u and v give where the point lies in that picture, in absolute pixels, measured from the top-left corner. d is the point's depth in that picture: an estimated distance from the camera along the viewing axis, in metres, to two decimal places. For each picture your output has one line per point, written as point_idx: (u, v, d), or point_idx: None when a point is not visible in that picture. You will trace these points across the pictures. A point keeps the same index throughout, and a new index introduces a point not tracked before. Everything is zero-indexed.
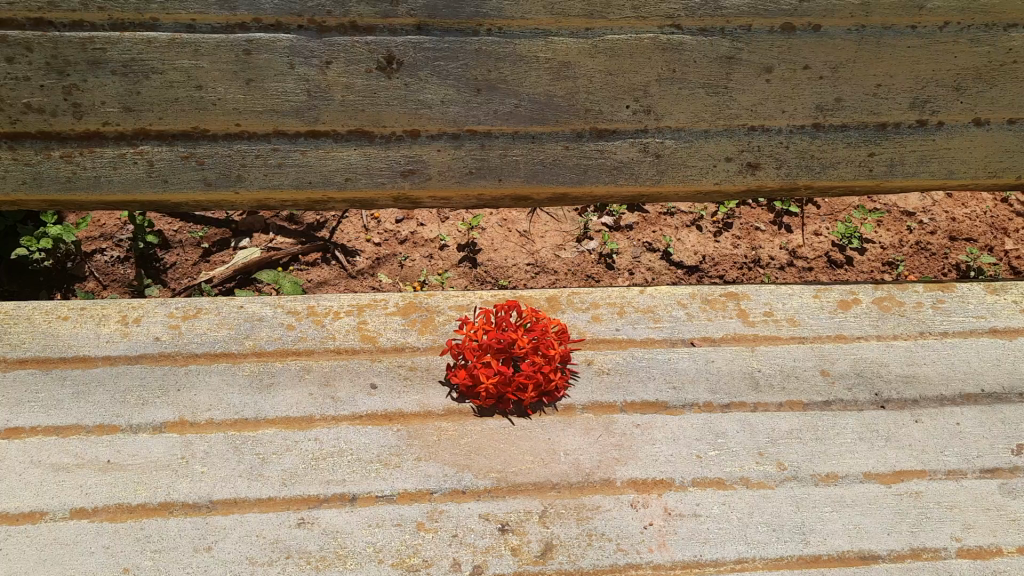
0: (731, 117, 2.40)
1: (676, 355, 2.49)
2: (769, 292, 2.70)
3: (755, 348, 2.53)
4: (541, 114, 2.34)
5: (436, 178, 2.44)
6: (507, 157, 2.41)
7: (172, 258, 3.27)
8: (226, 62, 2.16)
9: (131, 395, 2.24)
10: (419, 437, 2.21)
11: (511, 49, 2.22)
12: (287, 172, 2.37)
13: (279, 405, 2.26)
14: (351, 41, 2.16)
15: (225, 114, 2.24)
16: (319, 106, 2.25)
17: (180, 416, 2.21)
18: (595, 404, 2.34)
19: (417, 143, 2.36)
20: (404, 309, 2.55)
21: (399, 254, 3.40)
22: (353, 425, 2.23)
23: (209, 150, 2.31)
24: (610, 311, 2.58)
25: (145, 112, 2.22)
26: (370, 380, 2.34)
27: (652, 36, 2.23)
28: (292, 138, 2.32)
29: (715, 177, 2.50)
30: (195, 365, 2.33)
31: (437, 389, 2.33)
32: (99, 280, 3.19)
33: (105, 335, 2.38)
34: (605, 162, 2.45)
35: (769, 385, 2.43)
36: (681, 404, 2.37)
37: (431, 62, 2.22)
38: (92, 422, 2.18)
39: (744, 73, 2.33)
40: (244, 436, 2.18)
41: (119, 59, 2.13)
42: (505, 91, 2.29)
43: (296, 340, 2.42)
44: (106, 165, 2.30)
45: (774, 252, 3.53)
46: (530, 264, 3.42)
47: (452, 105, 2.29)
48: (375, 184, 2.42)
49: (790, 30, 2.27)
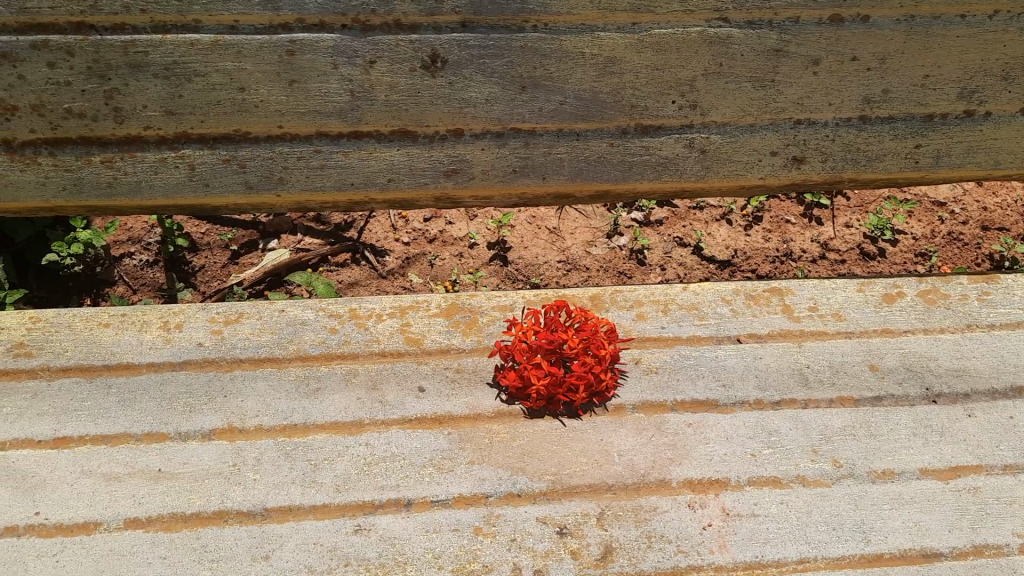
0: (777, 110, 2.37)
1: (723, 352, 2.46)
2: (812, 286, 2.67)
3: (802, 344, 2.50)
4: (586, 111, 2.31)
5: (479, 177, 2.41)
6: (551, 155, 2.39)
7: (201, 261, 3.24)
8: (269, 63, 2.12)
9: (178, 402, 2.22)
10: (471, 441, 2.19)
11: (557, 46, 2.18)
12: (329, 174, 2.34)
13: (328, 410, 2.23)
14: (395, 40, 2.11)
15: (267, 116, 2.21)
16: (362, 106, 2.22)
17: (228, 422, 2.19)
18: (646, 404, 2.31)
19: (461, 142, 2.33)
20: (447, 310, 2.52)
21: (429, 253, 3.37)
22: (404, 429, 2.21)
23: (251, 153, 2.28)
24: (655, 309, 2.56)
25: (187, 116, 2.19)
26: (418, 384, 2.31)
27: (699, 30, 2.20)
28: (335, 139, 2.28)
29: (760, 171, 2.48)
30: (240, 370, 2.31)
31: (486, 391, 2.31)
32: (128, 284, 3.15)
33: (148, 341, 2.35)
34: (650, 158, 2.42)
35: (819, 381, 2.41)
36: (731, 402, 2.34)
37: (475, 60, 2.18)
38: (140, 430, 2.15)
39: (791, 66, 2.29)
40: (295, 442, 2.16)
41: (161, 62, 2.10)
42: (550, 88, 2.25)
43: (340, 343, 2.40)
44: (147, 170, 2.28)
45: (806, 244, 3.49)
46: (561, 262, 3.38)
47: (497, 104, 2.26)
48: (418, 184, 2.39)
49: (840, 21, 2.23)
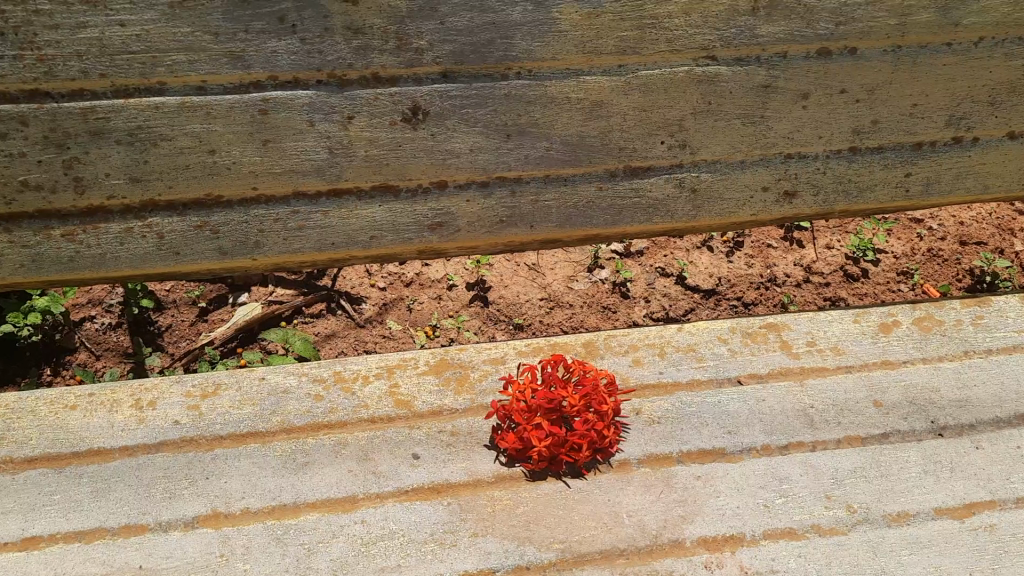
0: (768, 146, 2.30)
1: (725, 396, 2.38)
2: (808, 320, 2.61)
3: (803, 382, 2.44)
4: (574, 156, 2.21)
5: (466, 230, 2.28)
6: (540, 203, 2.27)
7: (167, 320, 3.08)
8: (240, 123, 2.00)
9: (157, 488, 2.08)
10: (472, 510, 2.08)
11: (542, 92, 2.09)
12: (307, 235, 2.20)
13: (319, 486, 2.11)
14: (374, 94, 2.01)
15: (241, 178, 2.08)
16: (341, 163, 2.10)
17: (212, 508, 2.05)
18: (650, 457, 2.23)
19: (445, 194, 2.21)
20: (437, 366, 2.40)
21: (407, 298, 3.24)
22: (401, 502, 2.09)
23: (224, 217, 2.13)
24: (651, 353, 2.47)
25: (153, 182, 2.05)
26: (412, 451, 2.20)
27: (686, 69, 2.13)
28: (313, 198, 2.15)
29: (753, 208, 2.41)
30: (222, 449, 2.17)
31: (485, 454, 2.20)
32: (90, 350, 2.99)
33: (120, 423, 2.20)
34: (640, 201, 2.33)
35: (824, 421, 2.35)
36: (739, 450, 2.26)
37: (458, 110, 2.08)
38: (116, 523, 2.00)
39: (781, 102, 2.22)
40: (285, 525, 2.03)
41: (124, 127, 1.97)
42: (536, 135, 2.15)
43: (327, 412, 2.27)
44: (112, 241, 2.12)
45: (789, 269, 3.44)
46: (544, 299, 3.28)
47: (481, 153, 2.15)
48: (401, 240, 2.25)
49: (827, 54, 2.17)
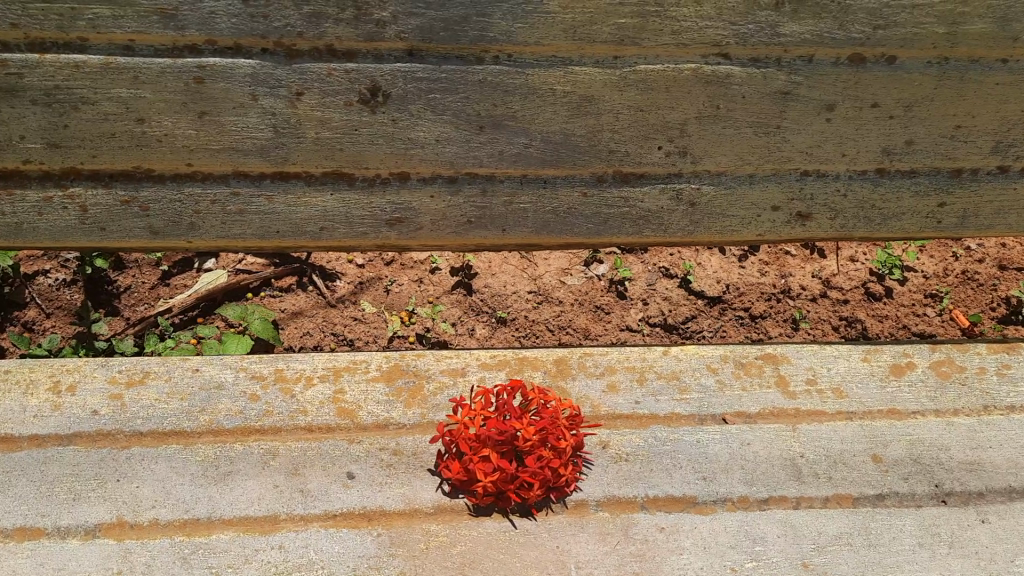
0: (782, 160, 2.00)
1: (706, 435, 2.13)
2: (811, 353, 2.33)
3: (796, 426, 2.17)
4: (555, 156, 1.93)
5: (428, 228, 2.04)
6: (514, 205, 2.02)
7: (126, 281, 2.87)
8: (173, 91, 1.75)
9: (61, 488, 1.89)
10: (404, 545, 1.86)
11: (523, 81, 1.81)
12: (248, 221, 1.97)
13: (238, 501, 1.91)
14: (327, 69, 1.74)
15: (173, 152, 1.84)
16: (288, 144, 1.85)
17: (118, 516, 1.86)
18: (611, 501, 1.99)
19: (406, 188, 1.96)
20: (388, 374, 2.17)
21: (385, 278, 3.00)
22: (326, 527, 1.88)
23: (154, 194, 1.91)
24: (629, 378, 2.22)
25: (75, 149, 1.81)
26: (347, 469, 1.98)
27: (694, 67, 1.83)
28: (256, 180, 1.91)
29: (759, 228, 2.13)
30: (138, 447, 1.98)
31: (427, 481, 1.98)
32: (41, 307, 2.80)
33: (33, 407, 2.02)
34: (630, 211, 2.05)
35: (813, 474, 2.09)
36: (712, 500, 2.02)
37: (424, 94, 1.80)
38: (11, 523, 1.84)
39: (802, 111, 1.92)
40: (194, 543, 1.83)
41: (40, 86, 1.72)
42: (513, 129, 1.88)
43: (261, 415, 2.06)
44: (29, 210, 1.90)
45: (805, 280, 3.13)
46: (532, 293, 3.02)
47: (449, 145, 1.89)
48: (354, 234, 2.02)
49: (861, 62, 1.86)
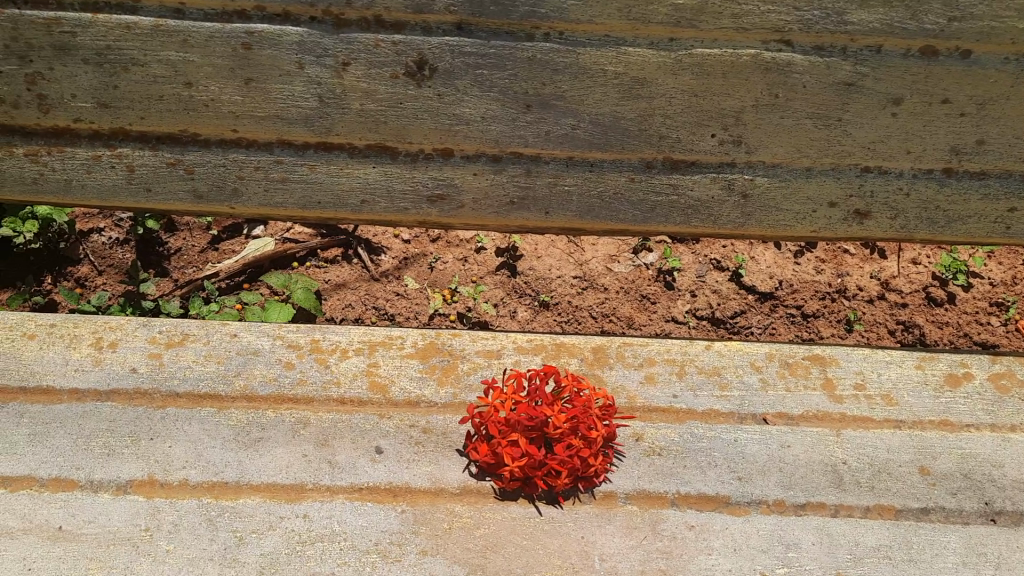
0: (841, 154, 1.91)
1: (745, 434, 2.06)
2: (862, 357, 2.23)
3: (840, 432, 2.08)
4: (603, 139, 1.88)
5: (470, 206, 2.01)
6: (558, 187, 1.97)
7: (177, 243, 2.94)
8: (221, 56, 1.74)
9: (97, 442, 1.93)
10: (427, 524, 1.85)
11: (573, 60, 1.76)
12: (290, 189, 1.97)
13: (266, 468, 1.91)
14: (374, 40, 1.71)
15: (219, 117, 1.84)
16: (332, 114, 1.83)
17: (149, 474, 1.89)
18: (641, 495, 1.94)
19: (449, 164, 1.93)
20: (423, 351, 2.16)
21: (430, 255, 3.02)
22: (351, 500, 1.88)
23: (199, 158, 1.91)
24: (668, 371, 2.16)
25: (123, 110, 1.82)
26: (376, 444, 1.98)
27: (753, 53, 1.75)
28: (299, 149, 1.91)
29: (813, 224, 2.04)
30: (174, 408, 2.00)
31: (454, 461, 1.96)
32: (94, 264, 2.87)
33: (75, 361, 2.06)
34: (679, 199, 1.99)
35: (855, 482, 2.00)
36: (745, 501, 1.95)
37: (471, 70, 1.76)
38: (47, 474, 1.87)
39: (866, 104, 1.83)
40: (221, 506, 1.84)
41: (91, 45, 1.73)
42: (561, 109, 1.83)
43: (295, 384, 2.06)
44: (79, 167, 1.93)
45: (862, 281, 3.02)
46: (577, 278, 2.99)
47: (495, 123, 1.85)
48: (395, 208, 2.00)
49: (933, 54, 1.76)
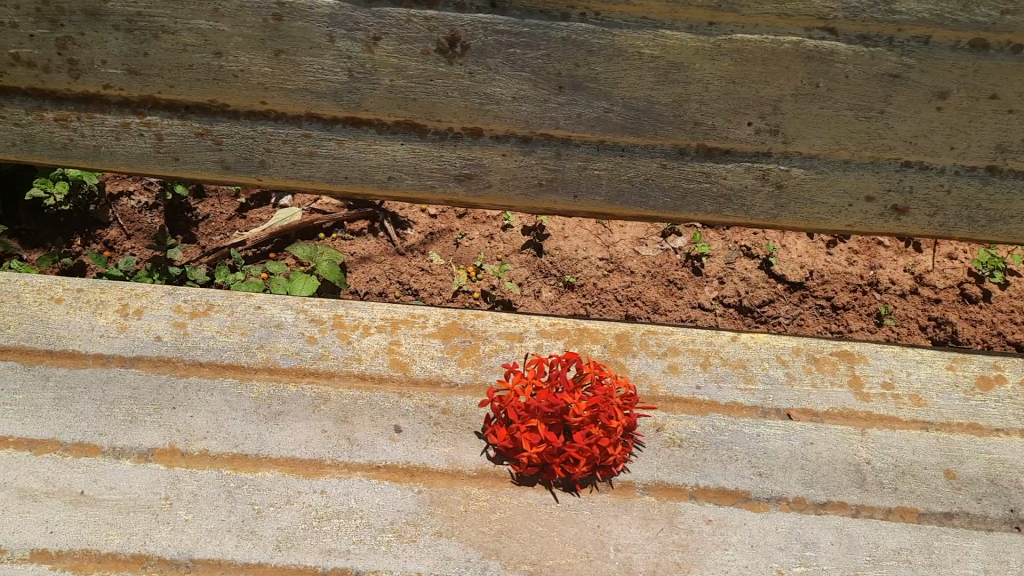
0: (882, 148, 1.85)
1: (768, 429, 2.03)
2: (891, 355, 2.18)
3: (865, 431, 2.05)
4: (636, 124, 1.83)
5: (498, 187, 1.98)
6: (587, 171, 1.93)
7: (205, 210, 2.96)
8: (251, 27, 1.71)
9: (119, 409, 1.94)
10: (443, 505, 1.85)
11: (609, 41, 1.71)
12: (318, 163, 1.95)
13: (286, 442, 1.92)
14: (406, 14, 1.68)
15: (248, 88, 1.82)
16: (361, 89, 1.80)
17: (170, 443, 1.90)
18: (660, 486, 1.92)
19: (478, 144, 1.90)
20: (445, 331, 2.15)
21: (456, 231, 3.02)
22: (368, 478, 1.88)
23: (227, 129, 1.90)
24: (692, 361, 2.13)
25: (153, 78, 1.81)
26: (395, 423, 1.98)
27: (795, 40, 1.69)
28: (328, 124, 1.88)
29: (848, 218, 1.99)
30: (197, 378, 2.01)
31: (473, 443, 1.95)
32: (122, 227, 2.88)
33: (100, 327, 2.07)
34: (711, 188, 1.95)
35: (878, 483, 1.97)
36: (765, 498, 1.93)
37: (504, 48, 1.73)
38: (70, 438, 1.90)
39: (910, 97, 1.76)
40: (240, 478, 1.86)
41: (122, 12, 1.70)
42: (594, 92, 1.79)
43: (316, 358, 2.06)
44: (108, 134, 1.93)
45: (895, 274, 2.96)
46: (604, 260, 2.96)
47: (526, 104, 1.81)
48: (422, 186, 1.98)
49: (983, 48, 1.69)
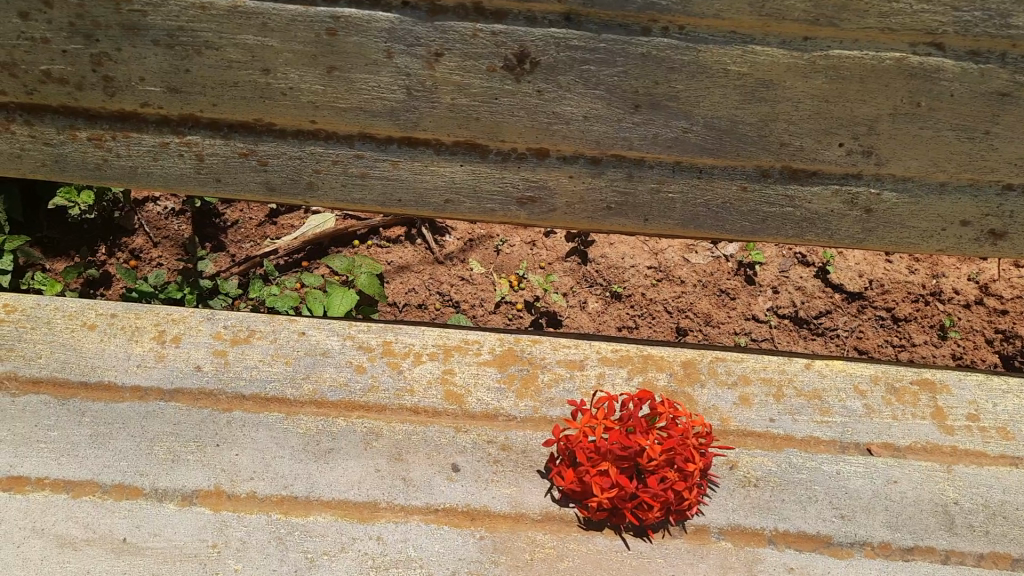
0: (983, 170, 1.70)
1: (848, 466, 1.91)
2: (975, 384, 2.05)
3: (952, 467, 1.92)
4: (717, 145, 1.69)
5: (562, 210, 1.85)
6: (660, 194, 1.80)
7: (235, 216, 2.83)
8: (302, 42, 1.57)
9: (160, 447, 1.84)
10: (507, 553, 1.74)
11: (692, 57, 1.56)
12: (370, 185, 1.82)
13: (337, 483, 1.81)
14: (472, 29, 1.53)
15: (298, 107, 1.68)
16: (420, 108, 1.66)
17: (215, 484, 1.79)
18: (736, 529, 1.81)
19: (544, 165, 1.77)
20: (501, 358, 2.03)
21: (497, 237, 2.88)
22: (426, 523, 1.77)
23: (274, 149, 1.77)
24: (764, 392, 2.01)
25: (194, 96, 1.67)
26: (452, 461, 1.86)
27: (898, 57, 1.54)
28: (382, 144, 1.75)
29: (940, 243, 1.85)
30: (240, 412, 1.90)
31: (536, 484, 1.84)
32: (149, 235, 2.76)
33: (137, 356, 1.96)
34: (793, 212, 1.81)
35: (968, 526, 1.85)
36: (848, 543, 1.81)
37: (577, 65, 1.58)
38: (109, 479, 1.79)
39: (1020, 117, 1.61)
40: (291, 523, 1.74)
41: (163, 26, 1.56)
42: (673, 111, 1.64)
43: (366, 390, 1.94)
44: (145, 154, 1.80)
45: (959, 284, 2.82)
46: (652, 269, 2.82)
47: (598, 123, 1.67)
48: (481, 210, 1.86)
49: None
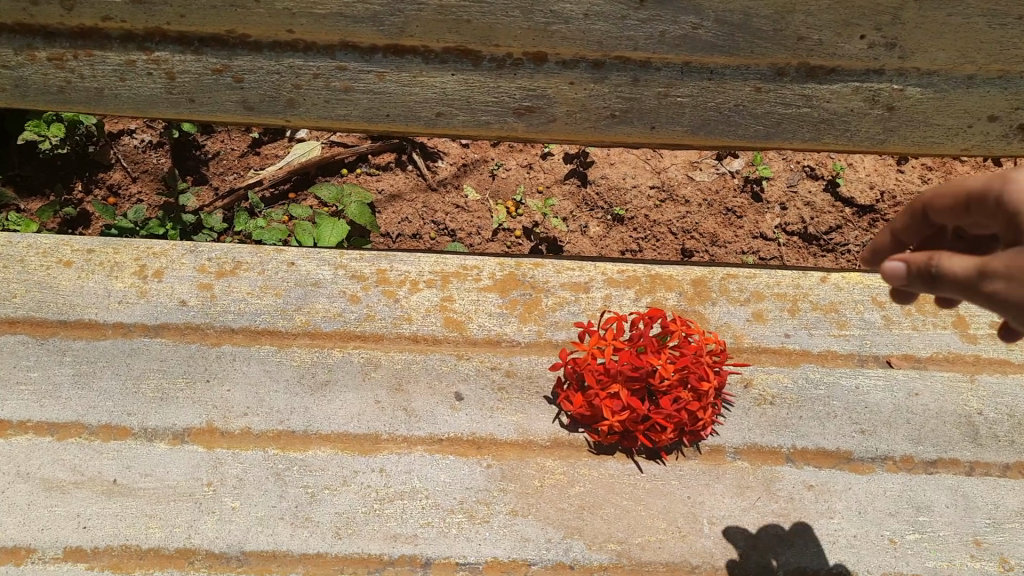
0: (1016, 59, 1.58)
1: (867, 380, 1.83)
2: None
3: (975, 377, 1.85)
4: (729, 41, 1.56)
5: (563, 120, 1.75)
6: (668, 97, 1.68)
7: (215, 146, 2.71)
8: None
9: (147, 386, 1.75)
10: (516, 480, 1.66)
11: None
12: (356, 100, 1.72)
13: (336, 416, 1.73)
14: None
15: (272, 15, 1.53)
16: (405, 12, 1.52)
17: (207, 422, 1.71)
18: (753, 449, 1.74)
19: (542, 71, 1.64)
20: (502, 283, 1.93)
21: (492, 160, 2.76)
22: (431, 453, 1.69)
23: (250, 64, 1.64)
24: (779, 307, 1.92)
25: (159, 7, 1.53)
26: (455, 390, 1.78)
27: None
28: (366, 54, 1.62)
29: (965, 141, 1.76)
30: (230, 346, 1.81)
31: (543, 409, 1.76)
32: (126, 169, 2.63)
33: (118, 293, 1.86)
34: (811, 113, 1.70)
35: (992, 437, 1.78)
36: (869, 458, 1.75)
37: None
38: (96, 420, 1.70)
39: None
40: (289, 459, 1.67)
41: None
42: (682, 5, 1.50)
43: (362, 320, 1.85)
44: (111, 73, 1.67)
45: None
46: (655, 188, 2.71)
47: (600, 22, 1.53)
48: (475, 122, 1.75)
49: None
